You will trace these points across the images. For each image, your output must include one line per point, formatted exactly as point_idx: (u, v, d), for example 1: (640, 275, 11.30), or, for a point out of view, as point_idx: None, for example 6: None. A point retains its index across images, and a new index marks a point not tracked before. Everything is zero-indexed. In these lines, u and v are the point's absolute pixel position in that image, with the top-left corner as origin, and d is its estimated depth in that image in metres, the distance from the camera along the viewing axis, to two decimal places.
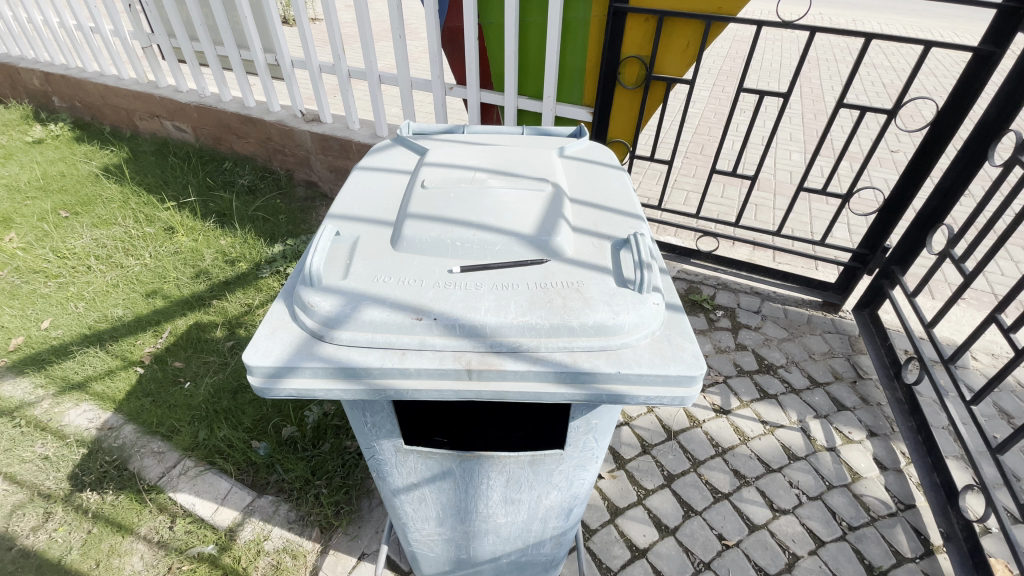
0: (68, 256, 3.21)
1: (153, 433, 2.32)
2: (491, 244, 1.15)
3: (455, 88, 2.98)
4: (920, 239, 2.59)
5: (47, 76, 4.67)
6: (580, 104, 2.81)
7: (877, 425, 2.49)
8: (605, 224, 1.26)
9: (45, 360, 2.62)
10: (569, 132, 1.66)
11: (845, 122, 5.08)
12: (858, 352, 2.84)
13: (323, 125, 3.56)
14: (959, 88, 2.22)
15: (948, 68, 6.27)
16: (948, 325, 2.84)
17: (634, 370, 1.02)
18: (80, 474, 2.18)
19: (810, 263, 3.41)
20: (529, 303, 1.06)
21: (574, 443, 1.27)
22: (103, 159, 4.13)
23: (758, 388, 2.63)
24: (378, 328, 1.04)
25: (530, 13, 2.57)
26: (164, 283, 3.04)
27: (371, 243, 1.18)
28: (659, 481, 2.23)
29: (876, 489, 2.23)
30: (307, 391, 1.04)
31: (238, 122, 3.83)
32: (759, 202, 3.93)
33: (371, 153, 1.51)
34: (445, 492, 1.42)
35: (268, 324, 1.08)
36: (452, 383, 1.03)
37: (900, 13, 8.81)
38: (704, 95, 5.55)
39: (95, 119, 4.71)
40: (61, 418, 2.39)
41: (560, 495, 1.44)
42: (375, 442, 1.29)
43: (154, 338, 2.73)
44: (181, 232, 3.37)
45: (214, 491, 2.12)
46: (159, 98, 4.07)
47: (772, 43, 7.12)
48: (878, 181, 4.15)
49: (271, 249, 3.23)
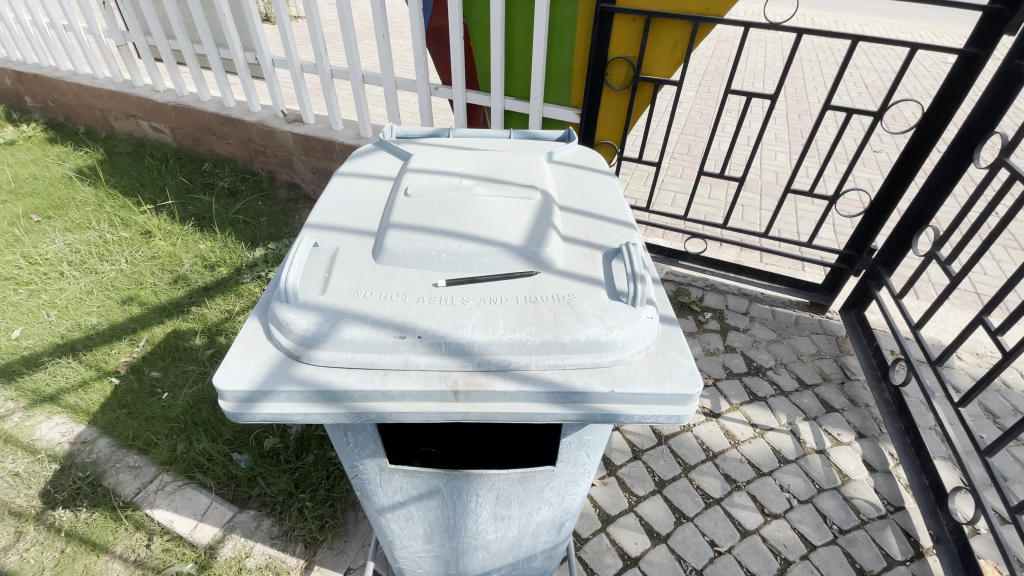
0: (39, 262, 3.09)
1: (128, 447, 2.22)
2: (478, 255, 1.10)
3: (441, 88, 2.92)
4: (906, 241, 2.59)
5: (19, 75, 4.51)
6: (567, 106, 2.76)
7: (865, 426, 2.48)
8: (595, 233, 1.22)
9: (15, 371, 2.51)
10: (557, 135, 1.62)
11: (829, 122, 5.15)
12: (846, 353, 2.84)
13: (306, 126, 3.47)
14: (944, 90, 2.22)
15: (928, 69, 6.39)
16: (933, 325, 2.87)
17: (629, 389, 0.98)
18: (52, 491, 2.09)
19: (796, 264, 3.42)
20: (519, 318, 1.01)
21: (566, 459, 1.22)
22: (77, 161, 3.99)
23: (748, 390, 2.61)
24: (359, 347, 0.99)
25: (515, 12, 2.52)
26: (141, 289, 2.93)
27: (351, 256, 1.13)
28: (650, 487, 2.20)
29: (866, 491, 2.23)
30: (282, 415, 0.99)
31: (217, 122, 3.72)
32: (747, 202, 3.94)
33: (351, 158, 1.45)
34: (433, 510, 1.37)
35: (241, 343, 1.03)
36: (438, 405, 0.99)
37: (882, 13, 8.99)
38: (691, 96, 5.57)
39: (69, 119, 4.56)
40: (32, 432, 2.29)
41: (551, 510, 1.40)
42: (359, 461, 1.23)
43: (130, 347, 2.63)
44: (158, 237, 3.26)
45: (193, 506, 2.03)
46: (135, 98, 3.95)
47: (757, 44, 7.19)
48: (863, 181, 4.18)
49: (252, 253, 3.14)
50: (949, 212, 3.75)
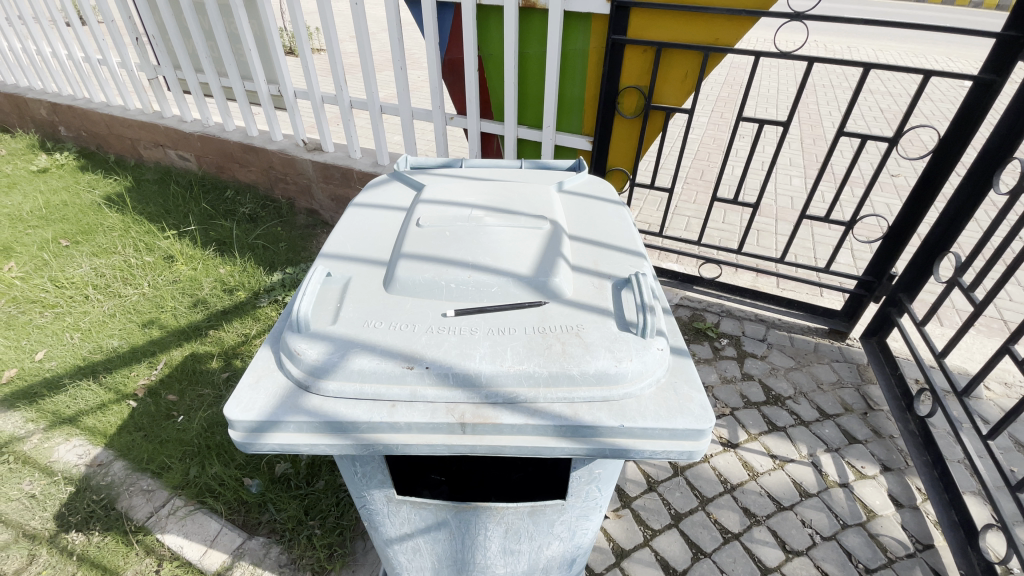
0: (66, 286, 3.18)
1: (142, 470, 2.24)
2: (486, 285, 1.11)
3: (456, 118, 2.98)
4: (927, 267, 2.53)
5: (54, 107, 4.72)
6: (579, 134, 2.80)
7: (890, 459, 2.39)
8: (604, 262, 1.22)
9: (36, 394, 2.56)
10: (568, 165, 1.64)
11: (845, 147, 5.14)
12: (868, 382, 2.75)
13: (326, 154, 3.57)
14: (960, 116, 2.20)
15: (944, 93, 6.39)
16: (959, 353, 2.79)
17: (638, 424, 0.97)
18: (66, 513, 2.10)
19: (815, 289, 3.36)
20: (527, 349, 1.01)
21: (576, 493, 1.21)
22: (106, 188, 4.14)
23: (767, 420, 2.54)
24: (367, 378, 0.99)
25: (528, 44, 2.60)
26: (161, 312, 3.00)
27: (363, 285, 1.14)
28: (666, 520, 2.13)
29: (892, 528, 2.13)
30: (290, 446, 0.99)
31: (241, 150, 3.84)
32: (762, 227, 3.91)
33: (366, 188, 1.48)
34: (441, 543, 1.35)
35: (252, 373, 1.04)
36: (444, 437, 0.99)
37: (896, 39, 9.06)
38: (704, 122, 5.62)
39: (100, 148, 4.75)
40: (50, 454, 2.32)
41: (562, 545, 1.37)
42: (366, 492, 1.23)
43: (148, 369, 2.67)
44: (180, 261, 3.34)
45: (203, 532, 2.03)
46: (164, 128, 4.11)
47: (770, 71, 7.27)
48: (881, 206, 4.14)
49: (270, 277, 3.20)
50: (971, 237, 3.68)
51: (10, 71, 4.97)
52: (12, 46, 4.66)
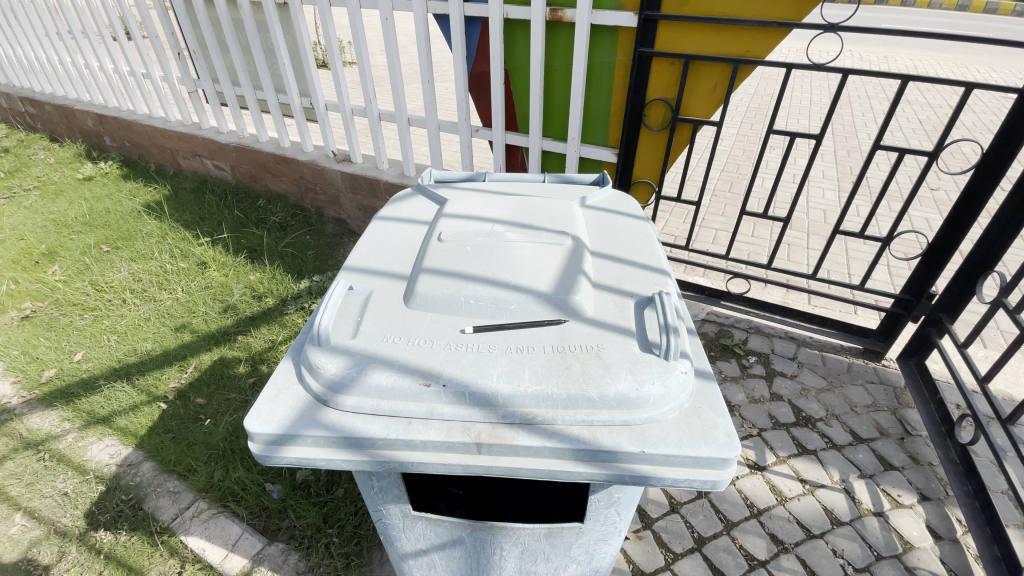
0: (105, 289, 3.30)
1: (169, 471, 2.29)
2: (506, 302, 1.10)
3: (481, 130, 3.00)
4: (970, 286, 2.41)
5: (100, 118, 4.95)
6: (604, 146, 2.78)
7: (929, 488, 2.27)
8: (627, 280, 1.20)
9: (73, 394, 2.65)
10: (591, 179, 1.62)
11: (881, 160, 4.99)
12: (905, 406, 2.63)
13: (354, 165, 3.64)
14: (1006, 129, 2.09)
15: (988, 105, 6.17)
16: (1004, 377, 2.64)
17: (660, 450, 0.94)
18: (96, 512, 2.16)
19: (848, 307, 3.25)
20: (546, 369, 1.00)
21: (595, 517, 1.19)
22: (146, 197, 4.29)
23: (796, 442, 2.45)
24: (385, 394, 0.99)
25: (554, 58, 2.60)
26: (193, 317, 3.08)
27: (384, 299, 1.15)
28: (689, 543, 2.06)
29: (931, 561, 2.02)
30: (307, 459, 1.00)
31: (273, 161, 3.95)
32: (793, 241, 3.81)
33: (391, 202, 1.49)
34: (456, 560, 1.33)
35: (273, 386, 1.05)
36: (460, 457, 0.98)
37: (937, 50, 8.83)
38: (733, 134, 5.54)
39: (142, 157, 4.95)
40: (84, 453, 2.40)
41: (579, 569, 1.34)
42: (383, 506, 1.22)
43: (179, 373, 2.74)
44: (213, 267, 3.44)
45: (224, 536, 2.05)
46: (202, 138, 4.26)
47: (803, 82, 7.14)
48: (920, 220, 3.99)
49: (298, 284, 3.27)
50: (1017, 255, 3.52)
51: (60, 84, 5.23)
52: (62, 59, 4.92)
